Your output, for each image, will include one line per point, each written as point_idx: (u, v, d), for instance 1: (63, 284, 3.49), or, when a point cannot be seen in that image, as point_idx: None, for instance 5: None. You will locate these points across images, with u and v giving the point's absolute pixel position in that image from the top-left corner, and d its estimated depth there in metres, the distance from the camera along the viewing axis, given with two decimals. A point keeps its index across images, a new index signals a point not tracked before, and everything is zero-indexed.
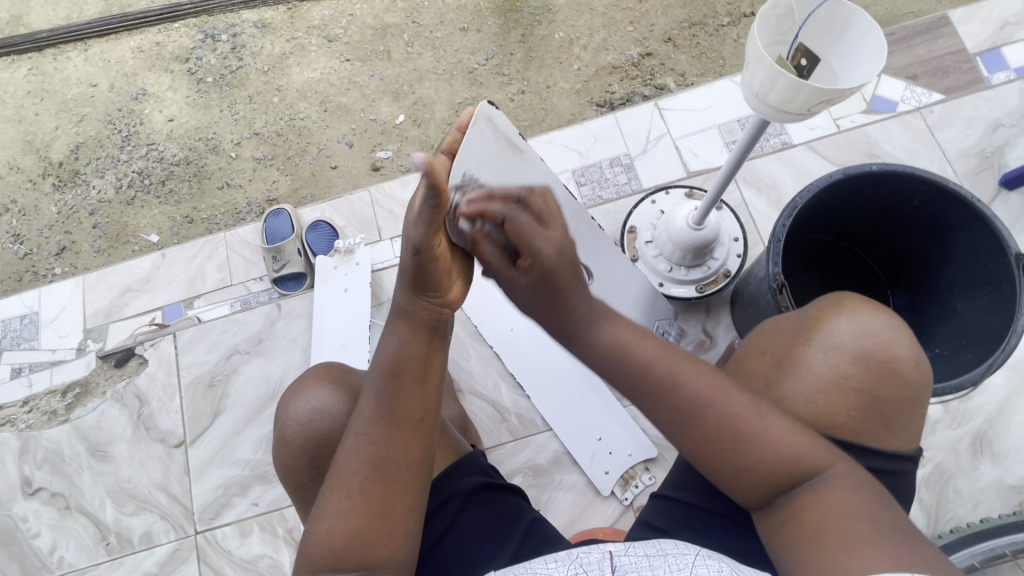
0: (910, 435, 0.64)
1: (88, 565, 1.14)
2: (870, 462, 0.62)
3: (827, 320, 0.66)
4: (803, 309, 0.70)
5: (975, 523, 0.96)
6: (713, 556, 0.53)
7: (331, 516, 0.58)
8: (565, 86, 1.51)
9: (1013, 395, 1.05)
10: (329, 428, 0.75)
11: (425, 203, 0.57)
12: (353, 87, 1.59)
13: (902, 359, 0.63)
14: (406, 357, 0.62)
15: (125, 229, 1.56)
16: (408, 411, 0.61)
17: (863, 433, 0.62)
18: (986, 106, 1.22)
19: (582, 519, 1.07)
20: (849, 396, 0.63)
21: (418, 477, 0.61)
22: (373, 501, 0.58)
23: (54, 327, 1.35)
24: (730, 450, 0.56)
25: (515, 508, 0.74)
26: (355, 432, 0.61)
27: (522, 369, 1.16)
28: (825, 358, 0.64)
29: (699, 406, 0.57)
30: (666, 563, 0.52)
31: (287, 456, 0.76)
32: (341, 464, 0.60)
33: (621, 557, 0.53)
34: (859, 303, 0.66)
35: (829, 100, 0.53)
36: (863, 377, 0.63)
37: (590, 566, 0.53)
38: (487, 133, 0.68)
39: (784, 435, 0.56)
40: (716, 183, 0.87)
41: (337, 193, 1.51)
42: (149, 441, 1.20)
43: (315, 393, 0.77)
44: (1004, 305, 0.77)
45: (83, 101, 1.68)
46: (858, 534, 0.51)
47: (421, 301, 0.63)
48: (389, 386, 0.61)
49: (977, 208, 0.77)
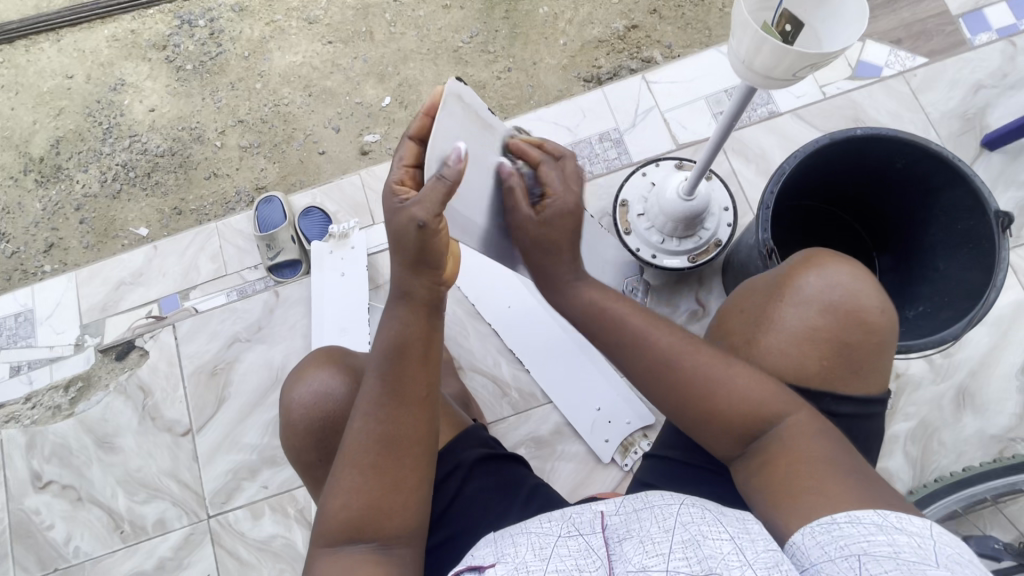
0: (880, 380, 0.67)
1: (103, 553, 1.17)
2: (839, 408, 0.65)
3: (797, 276, 0.68)
4: (773, 271, 0.73)
5: (957, 472, 1.00)
6: (697, 504, 0.53)
7: (344, 494, 0.58)
8: (551, 62, 1.50)
9: (993, 350, 1.09)
10: (333, 410, 0.77)
11: (435, 184, 0.57)
12: (337, 70, 1.57)
13: (868, 308, 0.65)
14: (406, 338, 0.63)
15: (113, 223, 1.55)
16: (412, 389, 0.62)
17: (836, 381, 0.65)
18: (968, 68, 1.24)
19: (585, 485, 1.10)
20: (821, 346, 0.65)
21: (428, 455, 0.62)
22: (384, 476, 0.59)
23: (49, 323, 1.35)
24: (702, 401, 0.61)
25: (517, 476, 0.76)
26: (362, 410, 0.61)
27: (520, 344, 1.18)
28: (799, 315, 0.67)
29: (669, 358, 0.64)
30: (652, 514, 0.52)
31: (294, 438, 0.78)
32: (350, 442, 0.60)
33: (612, 516, 0.54)
34: (826, 258, 0.68)
35: (813, 65, 0.54)
36: (833, 327, 0.65)
37: (580, 525, 0.53)
38: (457, 110, 0.64)
39: (751, 385, 0.61)
40: (706, 153, 0.88)
41: (327, 179, 1.50)
42: (155, 431, 1.22)
43: (316, 375, 0.79)
44: (983, 262, 0.80)
45: (60, 94, 1.65)
46: (813, 472, 0.54)
47: (421, 279, 0.62)
48: (391, 366, 0.62)
49: (957, 168, 0.79)
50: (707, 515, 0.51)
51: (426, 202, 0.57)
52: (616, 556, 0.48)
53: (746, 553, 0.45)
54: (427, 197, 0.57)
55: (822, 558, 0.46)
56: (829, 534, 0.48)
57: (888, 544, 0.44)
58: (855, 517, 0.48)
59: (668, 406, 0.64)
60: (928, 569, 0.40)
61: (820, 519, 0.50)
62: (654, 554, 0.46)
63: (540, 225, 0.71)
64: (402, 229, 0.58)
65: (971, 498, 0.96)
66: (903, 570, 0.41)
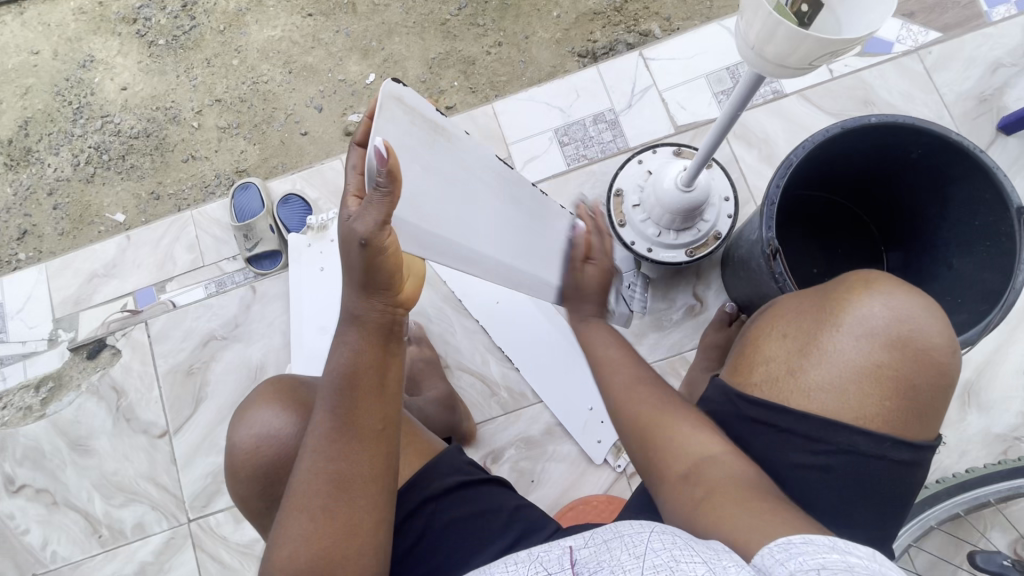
0: (935, 425, 0.62)
1: (82, 558, 1.14)
2: (898, 454, 0.59)
3: (856, 303, 0.63)
4: (822, 292, 0.67)
5: (961, 473, 0.97)
6: (670, 530, 0.47)
7: (291, 543, 0.54)
8: (545, 36, 1.40)
9: (1000, 347, 1.05)
10: (280, 452, 0.70)
11: (374, 193, 0.50)
12: (318, 45, 1.47)
13: (937, 346, 0.60)
14: (358, 367, 0.58)
15: (88, 209, 1.46)
16: (367, 424, 0.58)
17: (896, 425, 0.60)
18: (987, 44, 1.16)
19: (575, 488, 1.07)
20: (882, 385, 0.60)
21: (385, 493, 0.58)
22: (334, 518, 0.55)
23: (20, 317, 1.28)
24: (646, 430, 0.64)
25: (492, 501, 0.70)
26: (311, 448, 0.57)
27: (509, 341, 1.13)
28: (857, 346, 0.61)
29: (623, 390, 0.69)
30: (622, 543, 0.46)
31: (240, 485, 0.72)
32: (300, 486, 0.56)
33: (581, 549, 0.47)
34: (891, 285, 0.63)
35: (834, 52, 0.47)
36: (899, 366, 0.60)
37: (550, 563, 0.47)
38: (401, 115, 0.57)
39: (685, 420, 0.63)
40: (707, 141, 0.82)
41: (309, 162, 1.42)
42: (132, 433, 1.18)
43: (258, 414, 0.72)
44: (1001, 261, 0.74)
45: (26, 71, 1.54)
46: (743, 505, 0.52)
47: (375, 304, 0.58)
48: (344, 398, 0.58)
49: (978, 160, 0.73)
50: (681, 542, 0.44)
51: (364, 219, 0.51)
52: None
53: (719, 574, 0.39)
54: (366, 214, 0.51)
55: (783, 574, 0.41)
56: (787, 553, 0.43)
57: (843, 561, 0.40)
58: (809, 539, 0.44)
59: (621, 431, 0.67)
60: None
61: (777, 540, 0.45)
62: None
63: (588, 281, 0.79)
64: (346, 241, 0.53)
65: (973, 502, 0.93)
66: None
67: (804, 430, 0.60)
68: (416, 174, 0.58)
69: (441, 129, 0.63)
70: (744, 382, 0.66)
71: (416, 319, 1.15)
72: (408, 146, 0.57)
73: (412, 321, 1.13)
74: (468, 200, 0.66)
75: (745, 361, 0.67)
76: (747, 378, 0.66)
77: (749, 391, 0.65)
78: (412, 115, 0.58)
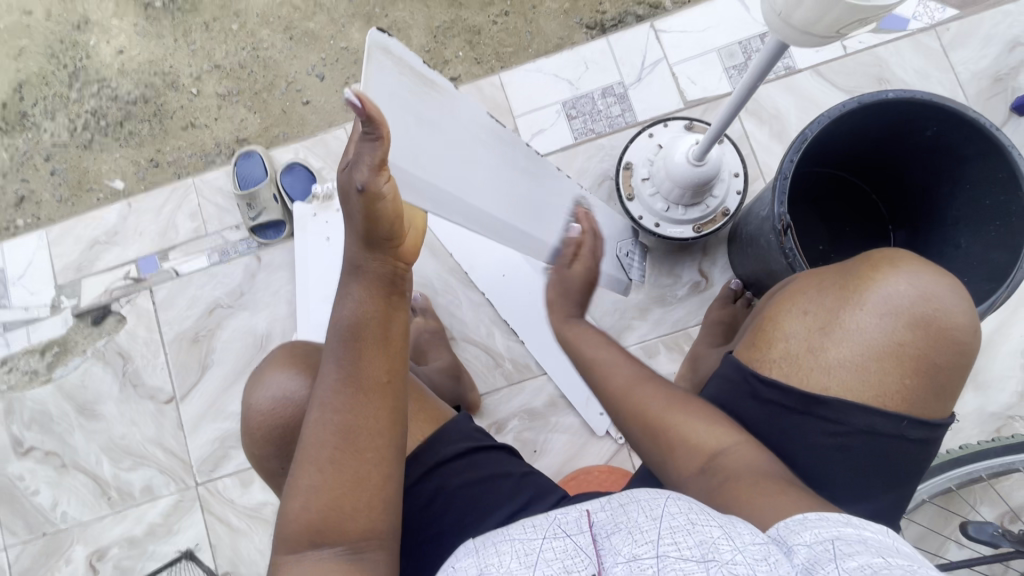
0: (950, 404, 0.63)
1: (92, 518, 1.16)
2: (909, 431, 0.61)
3: (881, 281, 0.63)
4: (841, 270, 0.67)
5: (957, 449, 0.99)
6: (685, 497, 0.45)
7: (302, 494, 0.54)
8: (553, 6, 1.35)
9: (999, 327, 1.06)
10: (292, 411, 0.71)
11: (365, 141, 0.49)
12: (320, 11, 1.43)
13: (958, 325, 0.61)
14: (360, 321, 0.58)
15: (87, 175, 1.44)
16: (370, 375, 0.57)
17: (915, 404, 0.61)
18: (1004, 22, 1.14)
19: (577, 459, 1.09)
20: (903, 364, 0.61)
21: (392, 446, 0.57)
22: (344, 471, 0.55)
23: (21, 283, 1.27)
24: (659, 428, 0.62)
25: (503, 466, 0.72)
26: (319, 405, 0.57)
27: (514, 314, 1.13)
28: (878, 324, 0.62)
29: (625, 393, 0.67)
30: (639, 507, 0.43)
31: (254, 445, 0.73)
32: (309, 437, 0.56)
33: (599, 512, 0.44)
34: (916, 265, 0.63)
35: (862, 20, 0.46)
36: (922, 345, 0.61)
37: (567, 526, 0.43)
38: (391, 68, 0.57)
39: (695, 415, 0.62)
40: (722, 116, 0.80)
41: (312, 131, 1.39)
42: (138, 398, 1.19)
43: (275, 378, 0.73)
44: (1010, 241, 0.74)
45: (19, 32, 1.50)
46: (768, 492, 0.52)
47: (376, 255, 0.57)
48: (348, 352, 0.57)
49: (993, 138, 0.72)
50: (696, 508, 0.42)
51: (362, 170, 0.50)
52: (605, 549, 0.38)
53: (736, 540, 0.38)
54: (362, 166, 0.50)
55: (796, 541, 0.41)
56: (803, 526, 0.44)
57: (857, 534, 0.41)
58: (823, 515, 0.45)
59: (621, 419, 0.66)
60: (894, 552, 0.38)
61: (793, 516, 0.46)
62: (642, 541, 0.38)
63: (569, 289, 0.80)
64: (346, 191, 0.53)
65: (967, 477, 0.95)
66: (872, 551, 0.39)
67: (816, 408, 0.62)
68: (407, 124, 0.58)
69: (432, 84, 0.64)
70: (759, 360, 0.66)
71: (421, 290, 1.16)
72: (399, 99, 0.58)
73: (417, 292, 1.14)
74: (467, 158, 0.68)
75: (764, 336, 0.68)
76: (764, 355, 0.66)
77: (768, 368, 0.65)
78: (399, 66, 0.58)
